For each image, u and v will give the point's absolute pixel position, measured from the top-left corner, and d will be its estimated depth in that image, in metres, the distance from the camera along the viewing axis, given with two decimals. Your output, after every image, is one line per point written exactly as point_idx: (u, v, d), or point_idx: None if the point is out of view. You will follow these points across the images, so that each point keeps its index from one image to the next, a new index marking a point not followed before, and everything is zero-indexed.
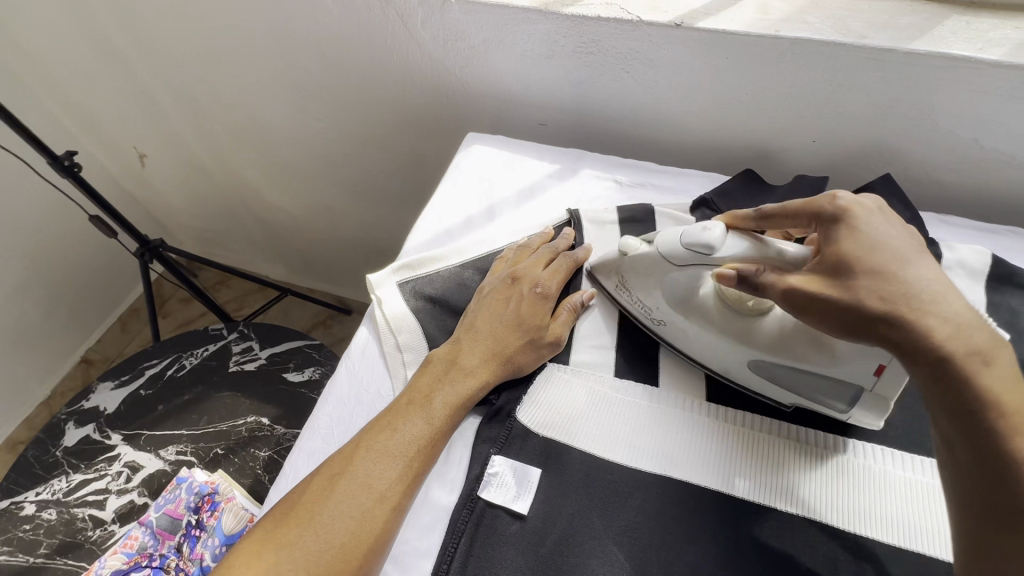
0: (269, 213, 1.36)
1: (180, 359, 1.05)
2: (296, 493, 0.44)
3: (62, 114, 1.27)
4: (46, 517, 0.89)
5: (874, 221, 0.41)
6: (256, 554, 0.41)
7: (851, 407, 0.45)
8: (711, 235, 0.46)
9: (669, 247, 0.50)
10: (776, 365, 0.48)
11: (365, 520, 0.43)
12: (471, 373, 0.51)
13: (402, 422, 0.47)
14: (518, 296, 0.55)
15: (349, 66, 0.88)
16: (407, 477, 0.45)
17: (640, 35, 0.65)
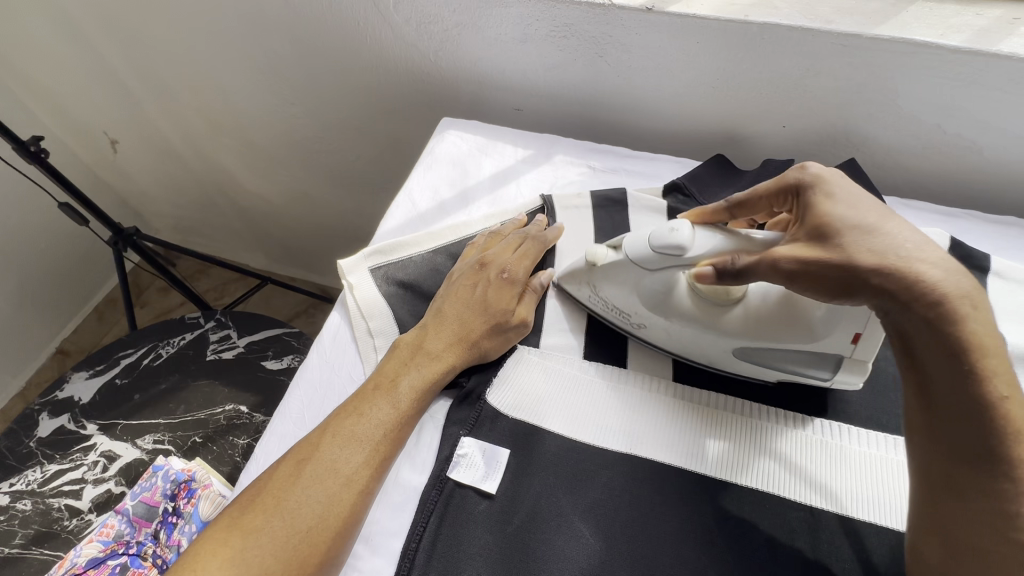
0: (246, 200, 1.34)
1: (157, 348, 1.04)
2: (262, 480, 0.45)
3: (28, 98, 1.24)
4: (21, 507, 0.88)
5: (845, 181, 0.43)
6: (221, 541, 0.41)
7: (834, 373, 0.48)
8: (680, 236, 0.46)
9: (640, 252, 0.49)
10: (760, 347, 0.49)
11: (332, 504, 0.43)
12: (438, 357, 0.51)
13: (368, 406, 0.48)
14: (485, 280, 0.55)
15: (322, 50, 0.87)
16: (375, 460, 0.45)
17: (612, 20, 0.65)
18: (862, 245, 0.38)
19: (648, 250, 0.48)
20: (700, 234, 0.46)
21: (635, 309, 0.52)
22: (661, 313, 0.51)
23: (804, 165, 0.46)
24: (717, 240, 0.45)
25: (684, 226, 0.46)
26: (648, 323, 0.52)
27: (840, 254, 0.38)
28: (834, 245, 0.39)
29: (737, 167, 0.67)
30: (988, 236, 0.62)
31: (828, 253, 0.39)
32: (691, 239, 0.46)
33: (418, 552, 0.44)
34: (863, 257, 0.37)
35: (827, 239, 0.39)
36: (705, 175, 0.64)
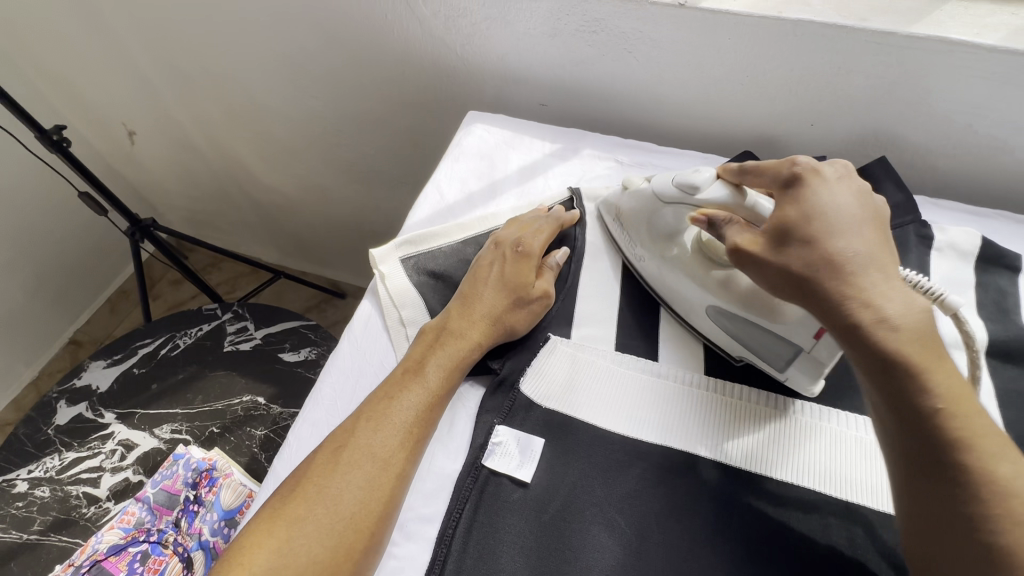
0: (262, 193, 1.35)
1: (174, 338, 1.04)
2: (300, 467, 0.45)
3: (49, 89, 1.24)
4: (39, 494, 0.88)
5: (829, 187, 0.44)
6: (265, 530, 0.41)
7: (787, 366, 0.49)
8: (699, 177, 0.50)
9: (661, 185, 0.53)
10: (731, 315, 0.51)
11: (371, 489, 0.43)
12: (464, 339, 0.51)
13: (400, 392, 0.48)
14: (504, 260, 0.55)
15: (348, 44, 0.87)
16: (409, 443, 0.45)
17: (643, 15, 0.65)
18: (800, 255, 0.41)
19: (669, 185, 0.52)
20: (718, 181, 0.49)
21: (642, 252, 0.57)
22: (662, 257, 0.55)
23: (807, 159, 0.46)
24: (726, 193, 0.48)
25: (706, 169, 0.50)
26: (647, 258, 0.57)
27: (780, 258, 0.42)
28: (780, 250, 0.42)
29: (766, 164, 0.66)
30: (1018, 236, 0.62)
31: (772, 256, 0.42)
32: (703, 182, 0.49)
33: (455, 540, 0.44)
34: (796, 259, 0.41)
35: (780, 241, 0.42)
36: None
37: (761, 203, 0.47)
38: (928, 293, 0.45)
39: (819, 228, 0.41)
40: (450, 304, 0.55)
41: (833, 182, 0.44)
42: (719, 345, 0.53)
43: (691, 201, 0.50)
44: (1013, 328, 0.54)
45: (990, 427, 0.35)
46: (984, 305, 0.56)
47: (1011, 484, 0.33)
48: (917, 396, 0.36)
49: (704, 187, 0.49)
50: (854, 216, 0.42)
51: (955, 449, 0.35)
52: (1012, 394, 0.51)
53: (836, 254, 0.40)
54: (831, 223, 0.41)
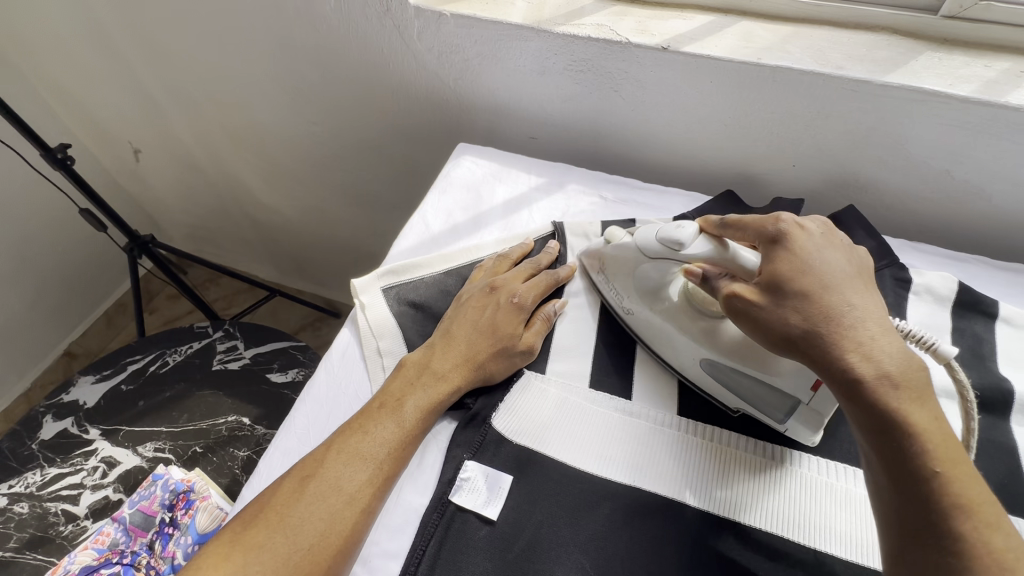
0: (261, 212, 1.37)
1: (164, 355, 1.05)
2: (266, 495, 0.45)
3: (59, 107, 1.28)
4: (18, 510, 0.87)
5: (813, 244, 0.44)
6: (222, 557, 0.41)
7: (787, 418, 0.48)
8: (683, 233, 0.51)
9: (645, 241, 0.54)
10: (729, 368, 0.50)
11: (335, 524, 0.43)
12: (443, 377, 0.51)
13: (373, 425, 0.48)
14: (494, 302, 0.56)
15: (344, 73, 0.89)
16: (378, 479, 0.46)
17: (628, 57, 0.67)
18: (798, 307, 0.41)
19: (653, 241, 0.53)
20: (702, 239, 0.50)
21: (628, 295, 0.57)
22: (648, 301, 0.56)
23: (783, 216, 0.46)
24: (709, 247, 0.49)
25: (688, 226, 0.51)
26: (636, 310, 0.57)
27: (778, 305, 0.42)
28: (777, 299, 0.42)
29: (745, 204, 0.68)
30: (995, 282, 0.62)
31: (767, 304, 0.42)
32: (688, 239, 0.51)
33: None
34: (795, 316, 0.41)
35: (773, 291, 0.42)
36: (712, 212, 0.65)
37: (744, 254, 0.47)
38: (920, 341, 0.47)
39: (811, 286, 0.41)
40: (428, 343, 0.55)
41: (819, 239, 0.45)
42: (714, 395, 0.53)
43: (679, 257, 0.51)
44: (990, 376, 0.54)
45: (983, 493, 0.35)
46: (960, 351, 0.56)
47: (1004, 556, 0.33)
48: (913, 459, 0.36)
49: (690, 243, 0.51)
50: (842, 272, 0.43)
51: (948, 514, 0.34)
52: (986, 442, 0.51)
53: (829, 309, 0.40)
54: (825, 279, 0.42)
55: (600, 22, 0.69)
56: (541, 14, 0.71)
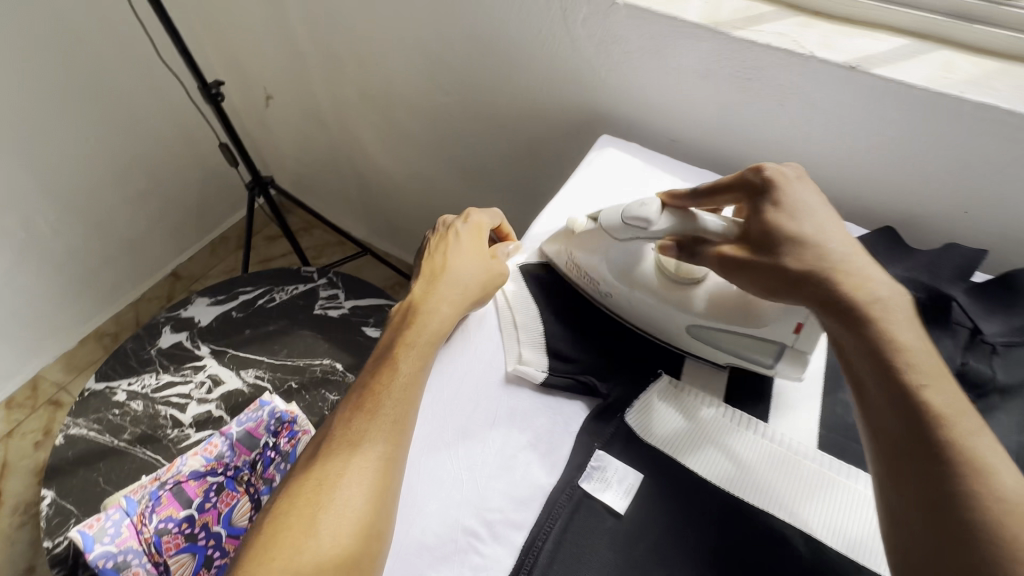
0: (370, 171, 1.42)
1: (271, 292, 1.09)
2: (295, 479, 0.45)
3: (211, 45, 1.38)
4: (134, 407, 0.96)
5: (793, 185, 0.49)
6: (269, 541, 0.41)
7: (776, 362, 0.51)
8: (648, 210, 0.51)
9: (610, 220, 0.54)
10: (711, 329, 0.53)
11: (357, 481, 0.43)
12: (435, 316, 0.54)
13: (381, 384, 0.49)
14: (455, 236, 0.60)
15: (491, 51, 0.90)
16: (394, 432, 0.46)
17: (807, 71, 0.64)
18: (796, 253, 0.45)
19: (618, 219, 0.54)
20: (665, 213, 0.52)
21: (603, 276, 0.56)
22: (625, 282, 0.55)
23: (763, 166, 0.51)
24: (675, 220, 0.51)
25: (652, 202, 0.52)
26: (614, 291, 0.56)
27: (776, 258, 0.45)
28: (775, 251, 0.46)
29: (909, 244, 0.65)
30: None
31: (768, 258, 0.46)
32: (654, 216, 0.51)
33: (542, 552, 0.44)
34: (792, 264, 0.44)
35: (770, 245, 0.46)
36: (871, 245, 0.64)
37: (710, 221, 0.50)
38: None
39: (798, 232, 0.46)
40: (416, 282, 0.58)
41: (795, 182, 0.49)
42: (701, 354, 0.56)
43: (646, 233, 0.52)
44: None
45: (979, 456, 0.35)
46: None
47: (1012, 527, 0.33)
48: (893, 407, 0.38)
49: (656, 219, 0.51)
50: (815, 206, 0.48)
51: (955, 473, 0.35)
52: None
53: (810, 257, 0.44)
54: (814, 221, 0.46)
55: (783, 31, 0.66)
56: (719, 15, 0.69)
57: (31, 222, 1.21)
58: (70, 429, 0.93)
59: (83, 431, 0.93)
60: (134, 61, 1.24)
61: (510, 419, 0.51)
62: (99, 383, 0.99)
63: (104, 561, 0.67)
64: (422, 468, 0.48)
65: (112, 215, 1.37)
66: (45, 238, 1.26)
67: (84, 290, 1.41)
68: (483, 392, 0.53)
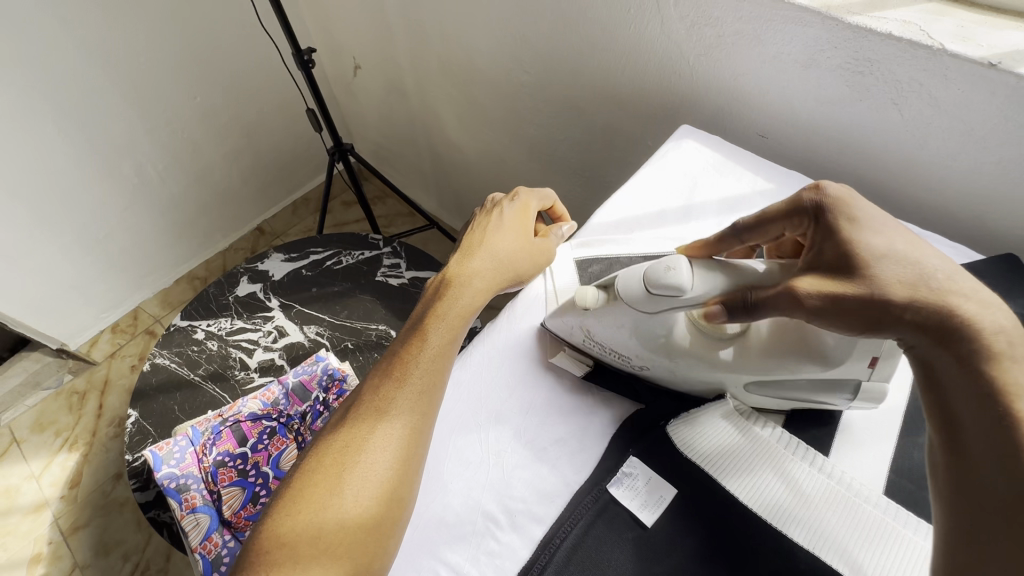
0: (445, 146, 1.44)
1: (340, 254, 1.14)
2: (325, 440, 0.45)
3: (309, 13, 1.44)
4: (209, 346, 1.04)
5: (858, 202, 0.43)
6: (297, 496, 0.42)
7: (853, 395, 0.46)
8: (677, 277, 0.42)
9: (629, 287, 0.46)
10: (773, 382, 0.46)
11: (382, 447, 0.43)
12: (469, 291, 0.52)
13: (413, 354, 0.48)
14: (499, 213, 0.58)
15: (576, 31, 0.86)
16: (422, 403, 0.46)
17: (933, 66, 0.56)
18: (892, 279, 0.38)
19: (640, 287, 0.45)
20: (697, 275, 0.43)
21: (633, 353, 0.49)
22: (663, 354, 0.48)
23: (818, 186, 0.45)
24: (715, 279, 0.43)
25: (677, 267, 0.43)
26: (649, 365, 0.49)
27: (867, 287, 0.38)
28: (863, 278, 0.38)
29: None
30: None
31: (854, 286, 0.38)
32: (689, 283, 0.43)
33: (559, 549, 0.43)
34: (894, 292, 0.37)
35: (856, 272, 0.39)
36: (986, 273, 0.54)
37: (760, 267, 0.45)
38: None
39: (877, 254, 0.39)
40: (452, 256, 0.56)
41: (855, 198, 0.44)
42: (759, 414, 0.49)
43: (684, 299, 0.44)
44: None
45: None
46: None
47: None
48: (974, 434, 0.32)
49: (692, 281, 0.43)
50: (885, 220, 0.42)
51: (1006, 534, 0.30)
52: None
53: (885, 280, 0.38)
54: (878, 237, 0.40)
55: (909, 18, 0.58)
56: None
57: (143, 169, 1.34)
58: (156, 358, 1.03)
59: (165, 361, 1.02)
60: (240, 25, 1.32)
61: (546, 410, 0.50)
62: (183, 321, 1.08)
63: (168, 481, 0.73)
64: (451, 446, 0.48)
65: (210, 168, 1.48)
66: (153, 185, 1.39)
67: (181, 235, 1.55)
68: (521, 379, 0.52)
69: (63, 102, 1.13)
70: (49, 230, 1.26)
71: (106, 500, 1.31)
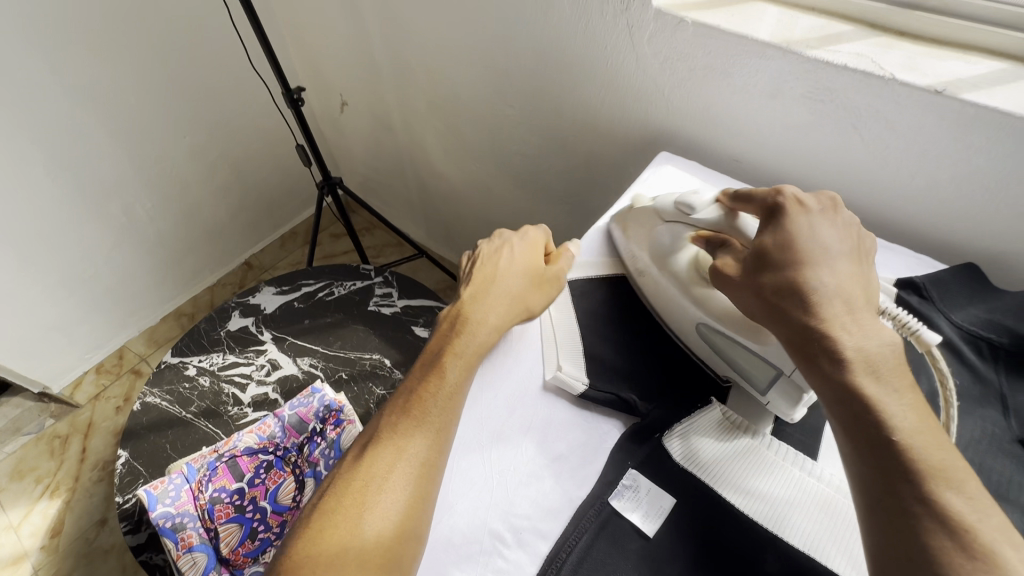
0: (432, 178, 1.47)
1: (331, 285, 1.15)
2: (342, 477, 0.46)
3: (297, 54, 1.48)
4: (201, 382, 1.04)
5: (812, 221, 0.46)
6: (316, 536, 0.42)
7: (770, 389, 0.49)
8: (697, 199, 0.54)
9: (664, 203, 0.58)
10: (716, 336, 0.52)
11: (400, 486, 0.44)
12: (484, 329, 0.54)
13: (428, 392, 0.49)
14: (511, 248, 0.60)
15: (557, 66, 0.91)
16: (437, 441, 0.47)
17: (886, 94, 0.61)
18: (772, 282, 0.44)
19: (670, 203, 0.57)
20: (714, 207, 0.53)
21: (642, 258, 0.60)
22: (659, 265, 0.58)
23: (788, 193, 0.48)
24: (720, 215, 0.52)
25: (706, 193, 0.54)
26: (647, 276, 0.59)
27: (755, 284, 0.46)
28: (754, 277, 0.46)
29: (992, 283, 0.60)
30: None
31: (747, 281, 0.46)
32: (701, 205, 0.54)
33: (565, 564, 0.44)
34: (768, 294, 0.44)
35: (759, 270, 0.46)
36: (951, 281, 0.58)
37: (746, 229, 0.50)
38: (907, 328, 0.47)
39: (789, 264, 0.44)
40: (464, 291, 0.58)
41: (814, 216, 0.47)
42: (705, 361, 0.56)
43: (689, 221, 0.55)
44: None
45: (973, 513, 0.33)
46: None
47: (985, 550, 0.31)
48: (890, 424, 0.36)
49: (699, 209, 0.54)
50: (830, 249, 0.45)
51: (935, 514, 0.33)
52: None
53: None
54: (805, 256, 0.44)
55: (861, 51, 0.63)
56: (791, 34, 0.66)
57: (131, 208, 1.35)
58: (146, 397, 1.01)
59: (156, 399, 1.01)
60: (229, 66, 1.36)
61: (546, 428, 0.52)
62: (174, 357, 1.07)
63: (164, 520, 0.72)
64: (457, 469, 0.49)
65: (198, 205, 1.49)
66: (141, 223, 1.39)
67: (169, 271, 1.54)
68: (520, 398, 0.53)
69: (52, 145, 1.14)
70: (33, 270, 1.25)
71: (90, 549, 1.27)
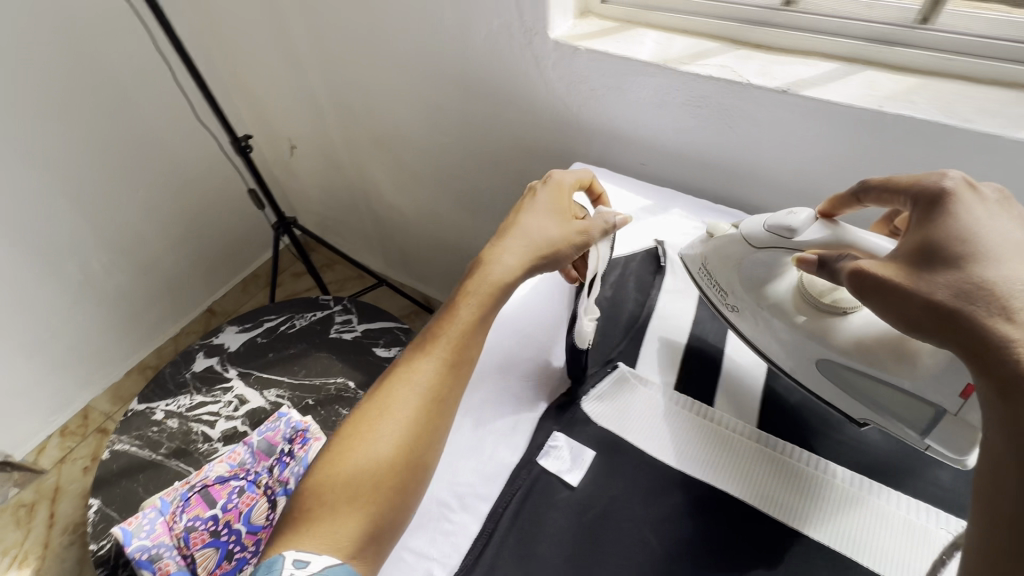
0: (384, 209, 1.55)
1: (293, 318, 1.20)
2: (368, 398, 0.53)
3: (243, 105, 1.56)
4: (170, 424, 1.06)
5: (980, 207, 0.41)
6: (346, 443, 0.50)
7: (930, 432, 0.48)
8: (794, 220, 0.54)
9: (752, 230, 0.58)
10: (851, 372, 0.52)
11: (412, 407, 0.51)
12: (501, 268, 0.60)
13: (447, 327, 0.56)
14: (534, 195, 0.65)
15: (479, 96, 1.01)
16: (449, 370, 0.54)
17: (746, 96, 0.72)
18: (947, 280, 0.38)
19: (761, 229, 0.57)
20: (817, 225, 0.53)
21: (733, 290, 0.61)
22: (753, 295, 0.59)
23: (948, 177, 0.44)
24: (826, 232, 0.52)
25: (801, 213, 0.54)
26: (741, 305, 0.61)
27: (919, 284, 0.39)
28: (923, 276, 0.39)
29: None
30: None
31: (910, 282, 0.39)
32: (801, 226, 0.54)
33: (503, 517, 0.50)
34: (942, 294, 0.37)
35: (921, 270, 0.39)
36: None
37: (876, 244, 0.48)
38: None
39: (962, 257, 0.38)
40: (494, 234, 0.63)
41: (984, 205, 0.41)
42: (836, 403, 0.55)
43: (789, 244, 0.54)
44: None
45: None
46: None
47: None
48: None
49: (798, 231, 0.53)
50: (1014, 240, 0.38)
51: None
52: None
53: None
54: (985, 250, 0.38)
55: (724, 64, 0.75)
56: (667, 54, 0.78)
57: (88, 266, 1.38)
58: (115, 445, 1.03)
59: (125, 446, 1.03)
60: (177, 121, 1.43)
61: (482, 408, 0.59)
62: (140, 404, 1.10)
63: (140, 554, 0.75)
64: None
65: (155, 257, 1.52)
66: (98, 279, 1.41)
67: (130, 325, 1.56)
68: None
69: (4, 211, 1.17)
70: None
71: None
